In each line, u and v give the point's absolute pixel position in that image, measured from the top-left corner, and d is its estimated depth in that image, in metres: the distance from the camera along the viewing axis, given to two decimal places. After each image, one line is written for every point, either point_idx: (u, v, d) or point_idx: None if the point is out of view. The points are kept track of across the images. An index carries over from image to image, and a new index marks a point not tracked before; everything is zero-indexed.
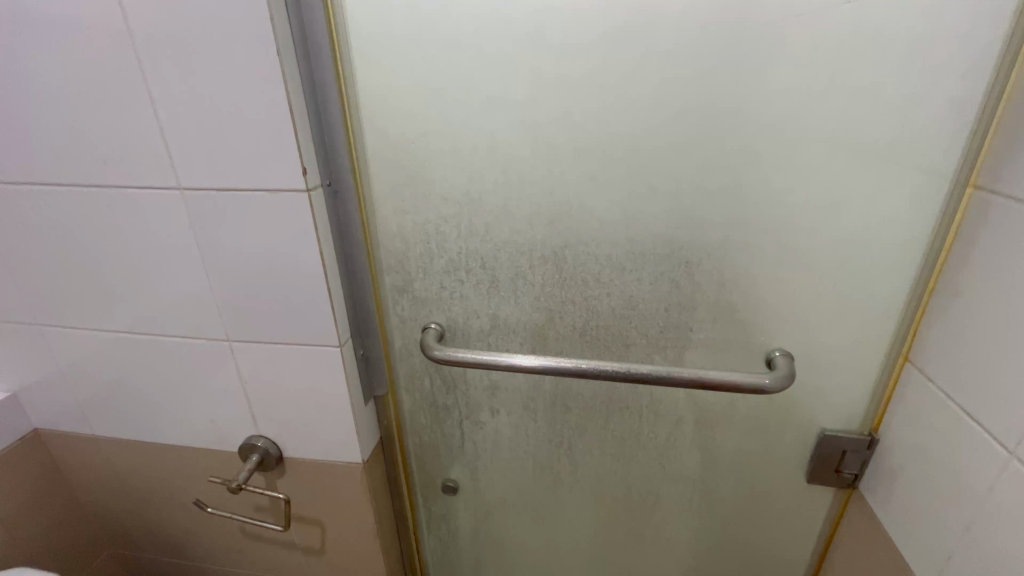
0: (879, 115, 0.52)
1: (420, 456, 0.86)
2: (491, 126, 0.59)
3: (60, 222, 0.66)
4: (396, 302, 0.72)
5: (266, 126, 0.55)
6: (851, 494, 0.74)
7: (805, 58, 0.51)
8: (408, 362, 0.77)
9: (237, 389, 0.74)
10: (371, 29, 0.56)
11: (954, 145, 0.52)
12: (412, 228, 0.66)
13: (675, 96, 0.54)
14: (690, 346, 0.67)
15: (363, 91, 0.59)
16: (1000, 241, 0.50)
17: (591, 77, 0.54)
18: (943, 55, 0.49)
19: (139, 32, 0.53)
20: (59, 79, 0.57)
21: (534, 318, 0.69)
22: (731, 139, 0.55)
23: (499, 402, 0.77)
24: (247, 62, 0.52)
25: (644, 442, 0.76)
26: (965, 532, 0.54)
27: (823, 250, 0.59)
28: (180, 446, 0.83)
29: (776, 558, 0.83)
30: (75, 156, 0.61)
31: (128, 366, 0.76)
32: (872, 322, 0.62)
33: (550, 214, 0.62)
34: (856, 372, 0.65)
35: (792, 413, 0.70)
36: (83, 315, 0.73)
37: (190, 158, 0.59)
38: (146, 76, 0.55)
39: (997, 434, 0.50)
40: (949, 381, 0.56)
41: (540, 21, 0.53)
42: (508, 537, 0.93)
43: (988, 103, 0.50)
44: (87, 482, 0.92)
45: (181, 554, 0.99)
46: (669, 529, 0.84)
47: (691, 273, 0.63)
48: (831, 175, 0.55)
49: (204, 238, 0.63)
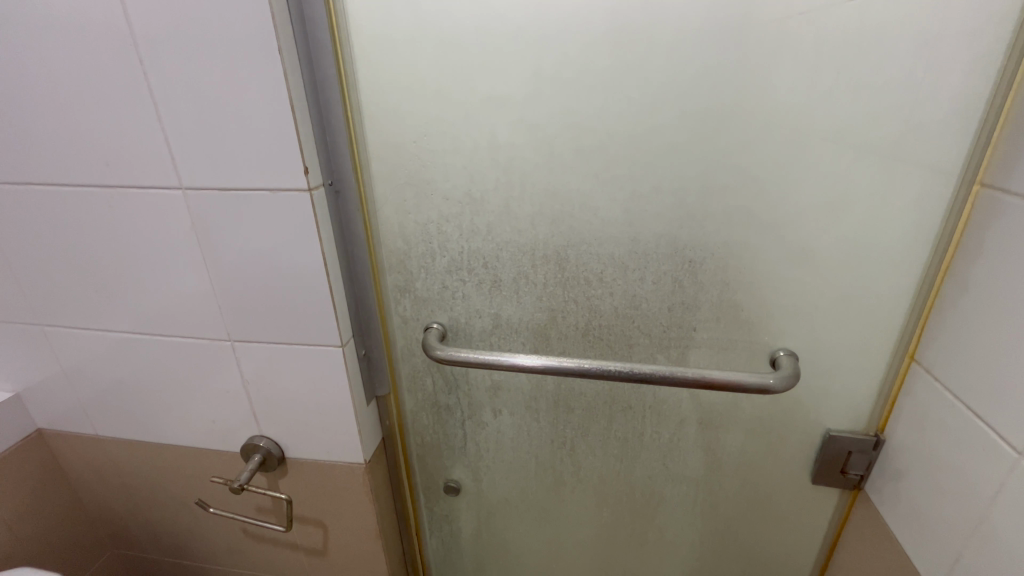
0: (884, 111, 0.51)
1: (422, 457, 0.85)
2: (492, 125, 0.58)
3: (62, 221, 0.66)
4: (397, 302, 0.72)
5: (267, 125, 0.55)
6: (856, 496, 0.73)
7: (808, 54, 0.50)
8: (410, 362, 0.77)
9: (238, 390, 0.74)
10: (372, 27, 0.55)
11: (961, 142, 0.52)
12: (413, 227, 0.66)
13: (678, 93, 0.54)
14: (692, 345, 0.67)
15: (364, 90, 0.59)
16: (1008, 239, 0.49)
17: (593, 76, 0.54)
18: (949, 50, 0.48)
19: (140, 32, 0.53)
20: (61, 79, 0.57)
21: (536, 318, 0.69)
22: (734, 138, 0.55)
23: (501, 402, 0.77)
24: (249, 62, 0.52)
25: (647, 442, 0.76)
26: (973, 534, 0.53)
27: (827, 248, 0.58)
28: (181, 446, 0.83)
29: (782, 559, 0.82)
30: (77, 156, 0.61)
31: (131, 366, 0.76)
32: (877, 321, 0.61)
33: (551, 214, 0.62)
34: (861, 372, 0.65)
35: (797, 414, 0.69)
36: (85, 315, 0.73)
37: (190, 158, 0.59)
38: (147, 76, 0.55)
39: (1005, 434, 0.50)
40: (956, 381, 0.55)
41: (541, 19, 0.53)
42: (511, 537, 0.92)
43: (994, 101, 0.49)
44: (89, 482, 0.92)
45: (183, 554, 0.99)
46: (673, 529, 0.84)
47: (694, 273, 0.62)
48: (836, 173, 0.55)
49: (205, 237, 0.63)
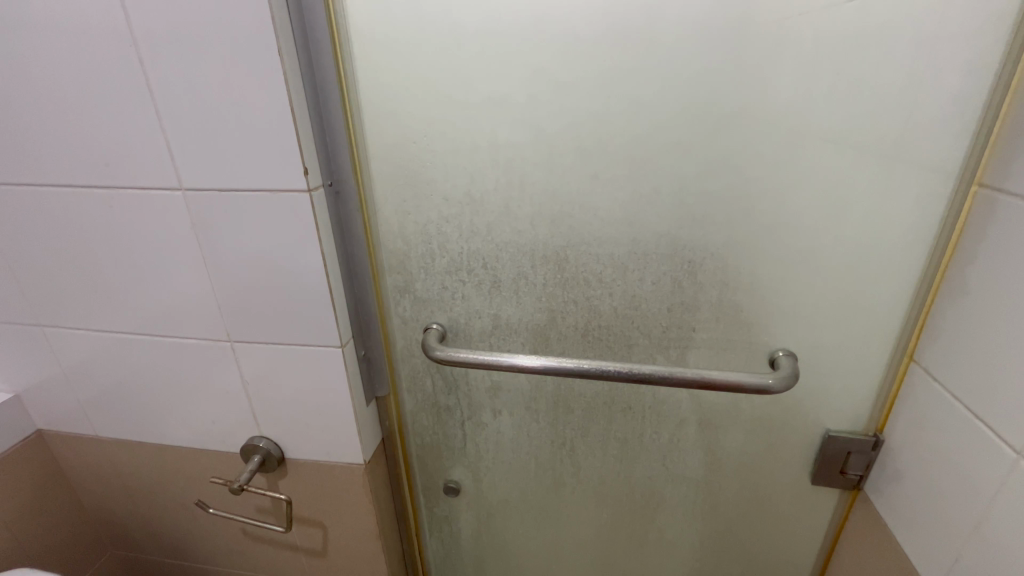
0: (883, 112, 0.51)
1: (421, 458, 0.85)
2: (492, 125, 0.58)
3: (61, 222, 0.66)
4: (397, 303, 0.72)
5: (266, 126, 0.55)
6: (856, 496, 0.73)
7: (807, 55, 0.50)
8: (409, 363, 0.77)
9: (238, 390, 0.74)
10: (372, 28, 0.56)
11: (960, 142, 0.52)
12: (413, 228, 0.66)
13: (677, 93, 0.54)
14: (692, 346, 0.67)
15: (364, 90, 0.59)
16: (1006, 239, 0.49)
17: (592, 77, 0.54)
18: (947, 51, 0.48)
19: (140, 33, 0.53)
20: (61, 80, 0.57)
21: (535, 318, 0.69)
22: (733, 138, 0.55)
23: (500, 402, 0.77)
24: (248, 63, 0.53)
25: (646, 443, 0.76)
26: (973, 533, 0.53)
27: (827, 249, 0.58)
28: (181, 447, 0.83)
29: (782, 559, 0.82)
30: (77, 157, 0.61)
31: (130, 367, 0.76)
32: (876, 321, 0.61)
33: (551, 214, 0.62)
34: (861, 372, 0.65)
35: (796, 414, 0.69)
36: (85, 315, 0.73)
37: (190, 159, 0.59)
38: (147, 77, 0.55)
39: (1004, 434, 0.50)
40: (955, 381, 0.55)
41: (540, 20, 0.53)
42: (511, 538, 0.92)
43: (992, 101, 0.50)
44: (89, 482, 0.92)
45: (183, 555, 0.99)
46: (672, 530, 0.84)
47: (694, 273, 0.62)
48: (835, 173, 0.55)
49: (205, 238, 0.63)
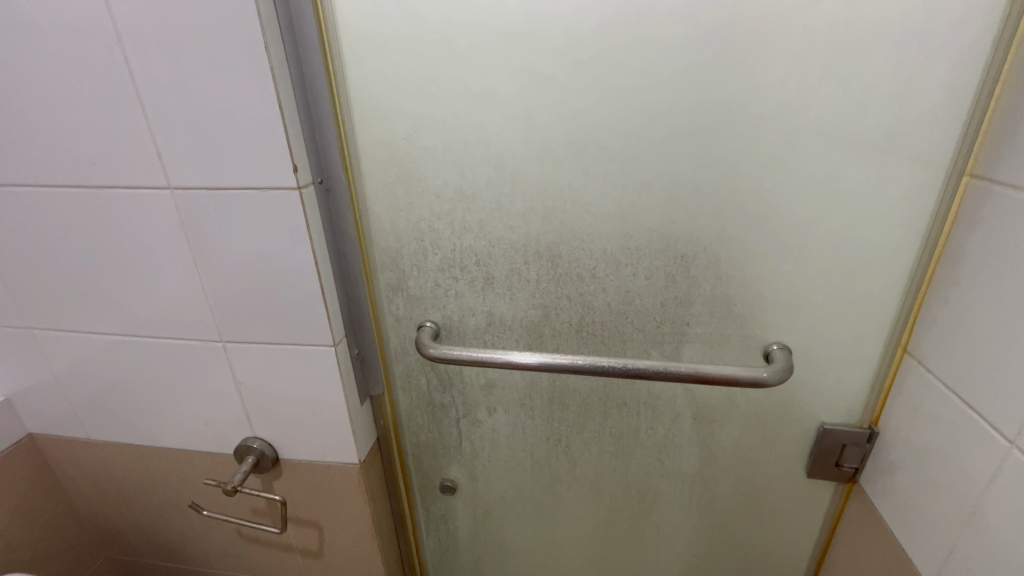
0: (875, 104, 0.51)
1: (418, 457, 0.85)
2: (483, 122, 0.58)
3: (50, 221, 0.65)
4: (391, 302, 0.72)
5: (255, 124, 0.55)
6: (851, 489, 0.73)
7: (797, 48, 0.50)
8: (404, 361, 0.76)
9: (232, 391, 0.74)
10: (360, 25, 0.55)
11: (951, 134, 0.52)
12: (405, 225, 0.65)
13: (667, 88, 0.54)
14: (687, 340, 0.67)
15: (353, 87, 0.58)
16: (998, 230, 0.49)
17: (583, 73, 0.54)
18: (937, 44, 0.48)
19: (127, 33, 0.53)
20: (47, 80, 0.56)
21: (529, 315, 0.69)
22: (726, 134, 0.55)
23: (496, 400, 0.77)
24: (236, 59, 0.52)
25: (642, 439, 0.76)
26: (967, 523, 0.53)
27: (819, 242, 0.58)
28: (175, 449, 0.82)
29: (778, 554, 0.83)
30: (62, 156, 0.60)
31: (124, 369, 0.76)
32: (869, 313, 0.61)
33: (544, 210, 0.62)
34: (856, 364, 0.65)
35: (791, 407, 0.69)
36: (75, 318, 0.72)
37: (179, 157, 0.58)
38: (133, 75, 0.55)
39: (996, 425, 0.50)
40: (948, 371, 0.56)
41: (532, 16, 0.52)
42: (508, 536, 0.92)
43: (982, 91, 0.50)
44: (83, 486, 0.92)
45: (179, 558, 0.98)
46: (669, 525, 0.84)
47: (687, 267, 0.62)
48: (827, 165, 0.54)
49: (195, 237, 0.63)
